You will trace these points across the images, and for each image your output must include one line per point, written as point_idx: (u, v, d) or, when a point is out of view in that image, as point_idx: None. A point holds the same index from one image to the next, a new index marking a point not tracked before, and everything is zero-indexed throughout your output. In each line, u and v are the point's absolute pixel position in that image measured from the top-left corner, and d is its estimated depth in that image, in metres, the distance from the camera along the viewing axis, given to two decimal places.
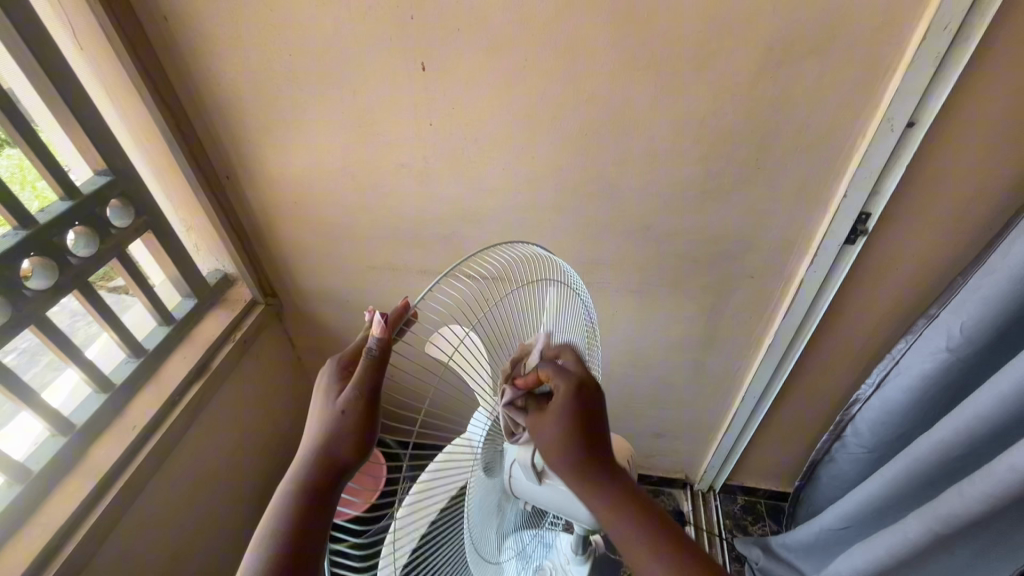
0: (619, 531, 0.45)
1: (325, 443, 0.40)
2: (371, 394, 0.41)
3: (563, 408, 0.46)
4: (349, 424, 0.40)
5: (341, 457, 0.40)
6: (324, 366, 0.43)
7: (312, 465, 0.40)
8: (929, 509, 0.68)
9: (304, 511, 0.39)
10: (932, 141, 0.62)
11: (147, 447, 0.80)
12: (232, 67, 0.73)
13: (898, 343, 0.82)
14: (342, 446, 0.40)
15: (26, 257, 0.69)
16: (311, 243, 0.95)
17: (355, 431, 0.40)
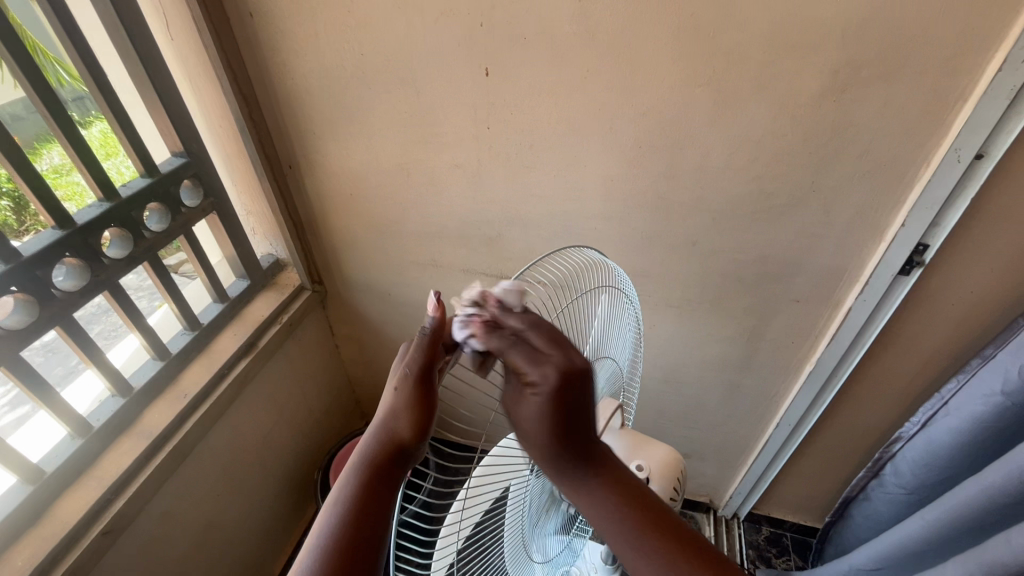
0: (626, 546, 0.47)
1: (388, 419, 0.43)
2: (427, 368, 0.43)
3: (541, 407, 0.43)
4: (403, 396, 0.43)
5: (401, 432, 0.42)
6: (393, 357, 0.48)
7: (378, 438, 0.43)
8: (970, 555, 0.66)
9: (367, 481, 0.41)
10: (1002, 177, 0.61)
11: (195, 416, 0.84)
12: (306, 63, 0.77)
13: (949, 383, 0.80)
14: (403, 421, 0.42)
15: (107, 228, 0.74)
16: (362, 235, 0.99)
17: (414, 406, 0.43)
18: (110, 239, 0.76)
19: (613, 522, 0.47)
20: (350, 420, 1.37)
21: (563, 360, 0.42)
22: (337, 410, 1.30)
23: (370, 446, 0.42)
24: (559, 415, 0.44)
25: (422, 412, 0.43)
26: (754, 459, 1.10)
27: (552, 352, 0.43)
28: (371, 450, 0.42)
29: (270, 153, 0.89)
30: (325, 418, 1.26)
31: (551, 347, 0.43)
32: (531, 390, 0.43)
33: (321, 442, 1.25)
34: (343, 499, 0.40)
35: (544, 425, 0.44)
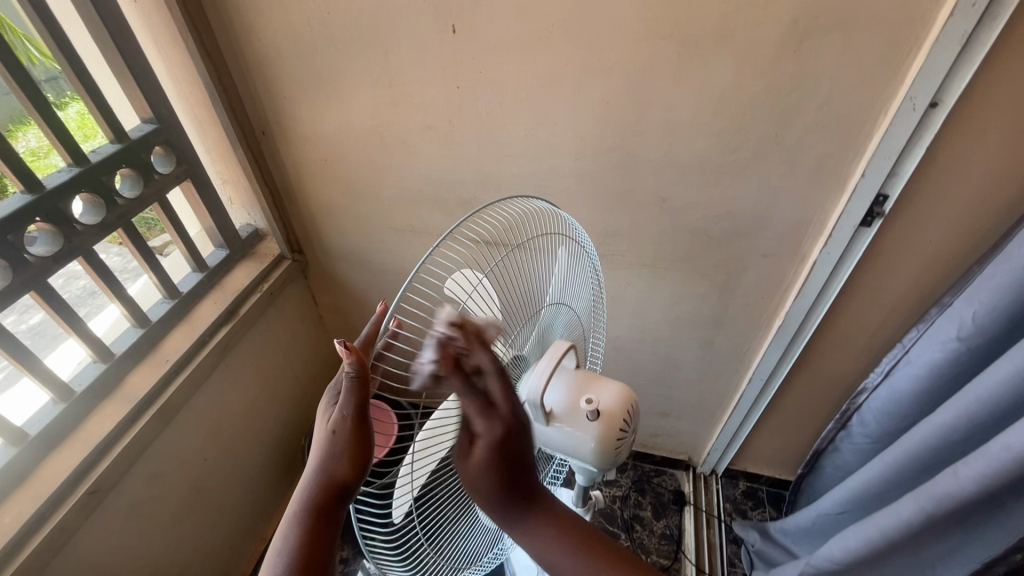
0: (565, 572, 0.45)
1: (322, 468, 0.41)
2: (355, 417, 0.40)
3: (484, 459, 0.42)
4: (338, 442, 0.41)
5: (338, 479, 0.41)
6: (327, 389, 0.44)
7: (315, 487, 0.41)
8: (924, 490, 0.70)
9: (309, 533, 0.40)
10: (956, 125, 0.62)
11: (177, 381, 0.85)
12: (273, 24, 0.76)
13: (910, 332, 0.82)
14: (336, 468, 0.41)
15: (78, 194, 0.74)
16: (339, 201, 0.99)
17: (350, 453, 0.40)
18: None
19: (555, 555, 0.46)
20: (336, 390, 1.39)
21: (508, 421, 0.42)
22: (322, 380, 1.32)
23: (308, 494, 0.41)
24: (501, 463, 0.43)
25: (358, 456, 0.41)
26: (730, 415, 1.13)
27: (504, 406, 0.42)
28: (309, 498, 0.41)
29: (242, 119, 0.88)
30: (311, 388, 1.28)
31: (504, 400, 0.42)
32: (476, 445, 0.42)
33: (308, 411, 1.27)
34: (286, 548, 0.40)
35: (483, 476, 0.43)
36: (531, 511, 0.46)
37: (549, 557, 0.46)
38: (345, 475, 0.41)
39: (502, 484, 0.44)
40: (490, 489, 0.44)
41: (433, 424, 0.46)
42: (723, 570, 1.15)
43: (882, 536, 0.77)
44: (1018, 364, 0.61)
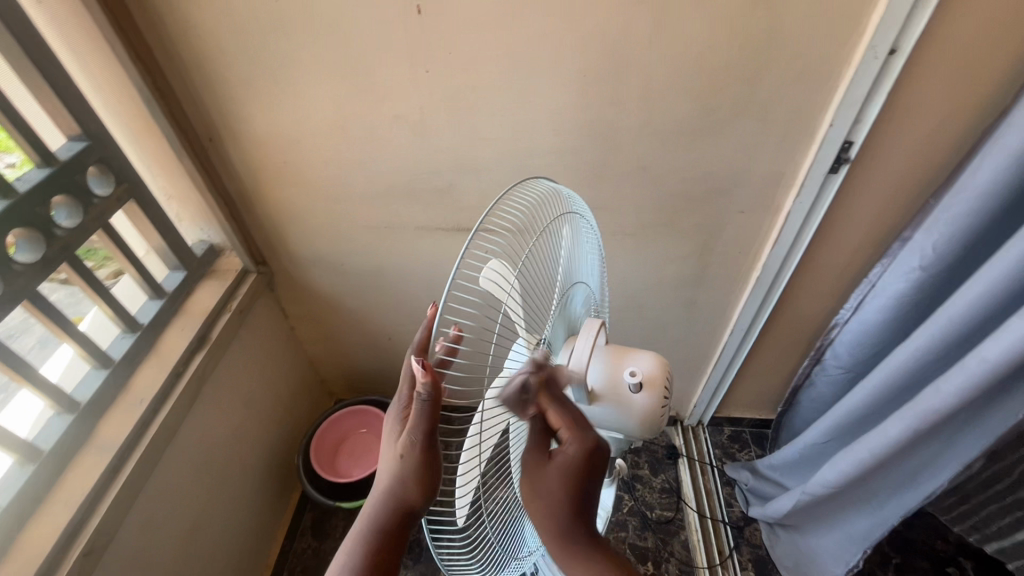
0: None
1: (395, 486, 0.43)
2: (422, 446, 0.40)
3: (563, 473, 0.47)
4: (406, 464, 0.41)
5: (410, 496, 0.42)
6: (395, 399, 0.44)
7: (388, 499, 0.44)
8: (907, 409, 0.76)
9: (381, 538, 0.44)
10: (912, 69, 0.66)
11: (156, 421, 0.78)
12: (213, 19, 0.69)
13: (876, 267, 0.88)
14: (406, 488, 0.42)
15: (9, 231, 0.65)
16: (304, 205, 0.93)
17: (418, 476, 0.41)
18: (15, 243, 0.67)
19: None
20: (317, 401, 1.33)
21: (595, 441, 0.48)
22: (303, 393, 1.26)
23: (381, 504, 0.44)
24: (574, 487, 0.47)
25: (426, 477, 0.42)
26: (713, 367, 1.19)
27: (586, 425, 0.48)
28: (383, 508, 0.44)
29: (185, 125, 0.80)
30: (293, 402, 1.22)
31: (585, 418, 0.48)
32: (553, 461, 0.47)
33: (293, 427, 1.21)
34: (359, 544, 0.44)
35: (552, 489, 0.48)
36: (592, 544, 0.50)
37: None
38: (415, 494, 0.42)
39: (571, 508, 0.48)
40: (562, 509, 0.48)
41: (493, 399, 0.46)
42: (724, 511, 1.21)
43: (871, 457, 0.83)
44: (983, 285, 0.67)
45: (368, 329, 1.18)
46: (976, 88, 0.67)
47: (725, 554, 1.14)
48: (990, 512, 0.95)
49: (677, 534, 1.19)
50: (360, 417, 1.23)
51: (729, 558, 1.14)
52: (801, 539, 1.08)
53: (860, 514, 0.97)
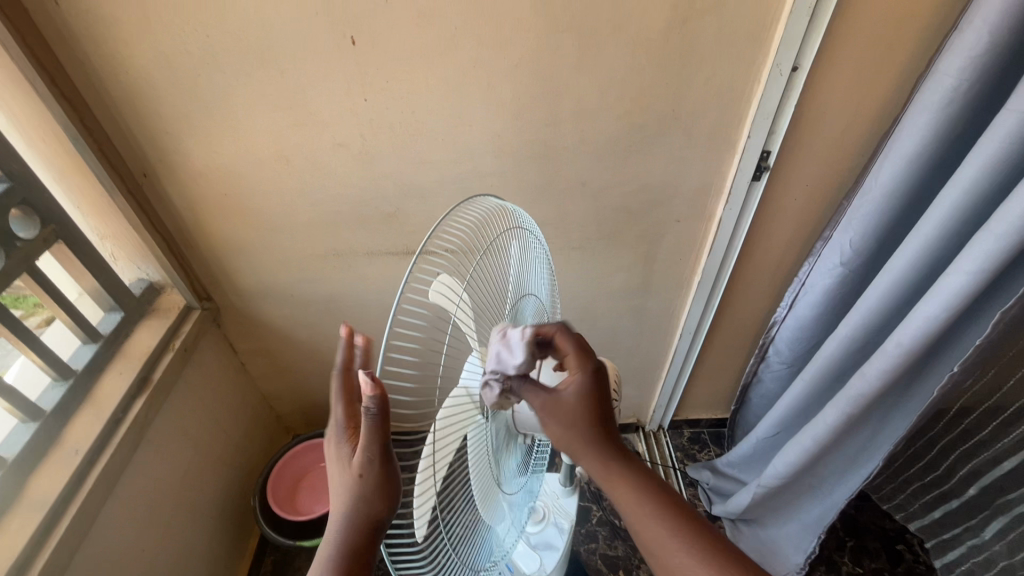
0: (653, 529, 0.45)
1: (355, 514, 0.41)
2: (382, 453, 0.41)
3: (578, 398, 0.48)
4: (365, 483, 0.41)
5: (374, 517, 0.42)
6: (328, 432, 0.43)
7: (355, 526, 0.42)
8: (841, 397, 0.81)
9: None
10: (813, 84, 0.73)
11: (95, 471, 0.74)
12: (141, 54, 0.68)
13: (804, 266, 0.94)
14: (375, 504, 0.42)
15: None
16: (248, 237, 0.91)
17: (385, 488, 0.41)
18: None
19: (646, 509, 0.46)
20: (272, 438, 1.29)
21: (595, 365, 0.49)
22: (257, 430, 1.22)
23: (349, 536, 0.42)
24: (593, 405, 0.48)
25: (387, 490, 0.42)
26: (667, 372, 1.22)
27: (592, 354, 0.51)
28: (350, 539, 0.42)
29: (116, 162, 0.78)
30: (246, 441, 1.17)
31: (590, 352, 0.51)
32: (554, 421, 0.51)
33: (247, 468, 1.17)
34: None
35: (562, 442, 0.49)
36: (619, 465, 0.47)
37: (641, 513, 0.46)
38: (385, 506, 0.42)
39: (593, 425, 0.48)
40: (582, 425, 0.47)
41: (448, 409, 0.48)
42: None
43: (817, 444, 0.88)
44: (893, 275, 0.72)
45: (324, 360, 1.16)
46: (869, 99, 0.75)
47: None
48: (914, 493, 1.03)
49: None
50: (319, 450, 1.19)
51: None
52: (762, 532, 1.11)
53: (811, 502, 1.02)
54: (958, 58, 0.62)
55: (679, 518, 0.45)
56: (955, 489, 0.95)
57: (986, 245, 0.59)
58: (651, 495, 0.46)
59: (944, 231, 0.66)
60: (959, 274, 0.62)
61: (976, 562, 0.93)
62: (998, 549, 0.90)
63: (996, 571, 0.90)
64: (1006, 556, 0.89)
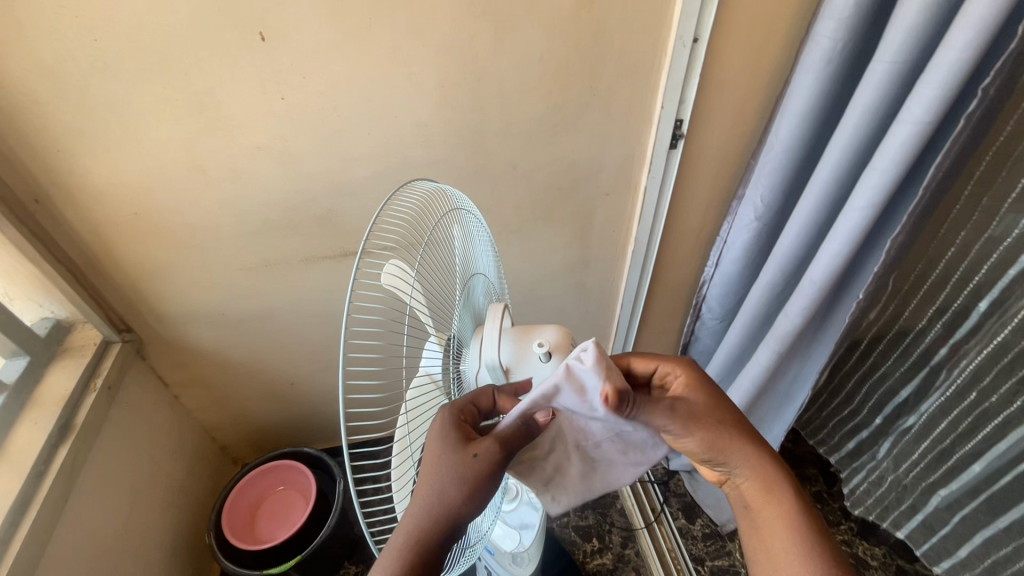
0: (765, 498, 0.55)
1: (455, 487, 0.45)
2: (504, 445, 0.46)
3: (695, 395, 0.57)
4: (482, 462, 0.45)
5: (465, 497, 0.45)
6: (443, 416, 0.48)
7: (435, 501, 0.45)
8: (769, 338, 0.89)
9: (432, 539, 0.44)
10: (713, 54, 0.79)
11: (19, 534, 0.67)
12: (17, 66, 0.61)
13: (724, 226, 1.01)
14: (456, 483, 0.45)
15: None
16: (167, 258, 0.85)
17: (472, 477, 0.45)
18: None
19: (768, 484, 0.55)
20: (219, 469, 1.21)
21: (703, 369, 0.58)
22: (201, 463, 1.14)
23: (429, 511, 0.45)
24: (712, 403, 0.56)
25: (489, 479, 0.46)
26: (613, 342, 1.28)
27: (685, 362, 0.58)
28: (431, 515, 0.44)
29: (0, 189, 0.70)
30: (191, 478, 1.10)
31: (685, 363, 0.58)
32: (674, 442, 0.57)
33: (195, 505, 1.09)
34: (411, 539, 0.44)
35: (707, 448, 0.55)
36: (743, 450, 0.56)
37: (761, 486, 0.55)
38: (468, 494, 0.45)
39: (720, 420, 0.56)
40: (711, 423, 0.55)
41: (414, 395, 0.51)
42: (648, 471, 1.30)
43: (753, 386, 0.96)
44: (800, 221, 0.80)
45: (266, 379, 1.10)
46: (761, 65, 0.82)
47: (658, 510, 1.23)
48: (834, 427, 1.14)
49: (613, 504, 1.26)
50: (274, 474, 1.13)
51: (661, 513, 1.23)
52: None
53: None
54: (832, 21, 0.70)
55: (779, 496, 0.54)
56: (865, 420, 1.06)
57: (872, 182, 0.67)
58: (769, 473, 0.55)
59: (839, 175, 0.74)
60: (855, 211, 0.70)
61: (871, 482, 1.05)
62: (885, 466, 1.02)
63: (886, 487, 1.02)
64: (892, 471, 1.01)
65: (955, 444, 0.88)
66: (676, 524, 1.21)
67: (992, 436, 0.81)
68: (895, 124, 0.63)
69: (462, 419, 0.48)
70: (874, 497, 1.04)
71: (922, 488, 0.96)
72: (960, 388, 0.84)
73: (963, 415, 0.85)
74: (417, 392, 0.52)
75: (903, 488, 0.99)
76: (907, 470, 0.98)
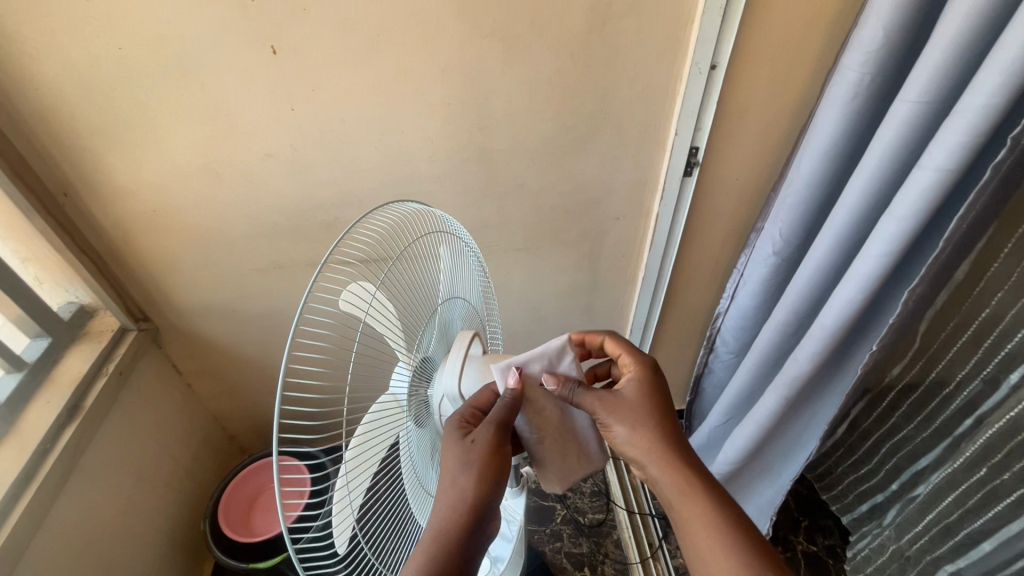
0: (684, 497, 0.54)
1: (466, 479, 0.48)
2: (494, 424, 0.49)
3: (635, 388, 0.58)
4: (482, 448, 0.48)
5: (478, 487, 0.48)
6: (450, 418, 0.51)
7: (457, 506, 0.47)
8: (777, 381, 0.84)
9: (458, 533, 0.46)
10: (732, 82, 0.76)
11: (19, 507, 0.71)
12: (49, 69, 0.66)
13: (742, 258, 0.97)
14: (468, 476, 0.48)
15: None
16: (182, 254, 0.89)
17: (490, 474, 0.48)
18: None
19: (686, 485, 0.54)
20: (224, 458, 1.25)
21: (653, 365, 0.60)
22: (206, 451, 1.18)
23: (451, 515, 0.47)
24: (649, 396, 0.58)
25: (494, 467, 0.49)
26: None
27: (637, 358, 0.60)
28: (454, 519, 0.47)
29: (31, 181, 0.75)
30: (195, 464, 1.13)
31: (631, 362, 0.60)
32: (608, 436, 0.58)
33: (197, 491, 1.13)
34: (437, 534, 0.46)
35: (632, 442, 0.56)
36: (670, 448, 0.55)
37: (683, 492, 0.54)
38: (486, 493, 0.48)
39: (652, 412, 0.57)
40: (644, 413, 0.57)
41: (371, 417, 0.48)
42: (650, 504, 1.26)
43: (759, 429, 0.91)
44: (816, 262, 0.76)
45: (272, 375, 1.13)
46: (784, 95, 0.78)
47: (655, 545, 1.18)
48: (847, 484, 1.07)
49: (609, 535, 1.22)
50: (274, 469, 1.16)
51: (659, 549, 1.17)
52: None
53: (764, 486, 1.04)
54: (859, 53, 0.66)
55: (699, 493, 0.53)
56: (882, 483, 0.99)
57: (889, 229, 0.62)
58: (690, 483, 0.54)
59: (857, 217, 0.69)
60: (870, 257, 0.65)
61: (873, 549, 0.99)
62: (887, 534, 0.96)
63: (887, 555, 0.96)
64: (893, 540, 0.95)
65: (961, 519, 0.81)
66: (673, 563, 1.17)
67: (1001, 515, 0.75)
68: (915, 170, 0.58)
69: (470, 425, 0.51)
70: (875, 565, 0.98)
71: (924, 563, 0.89)
72: (970, 462, 0.78)
73: (972, 490, 0.78)
74: (376, 415, 0.49)
75: (904, 559, 0.93)
76: (910, 541, 0.91)
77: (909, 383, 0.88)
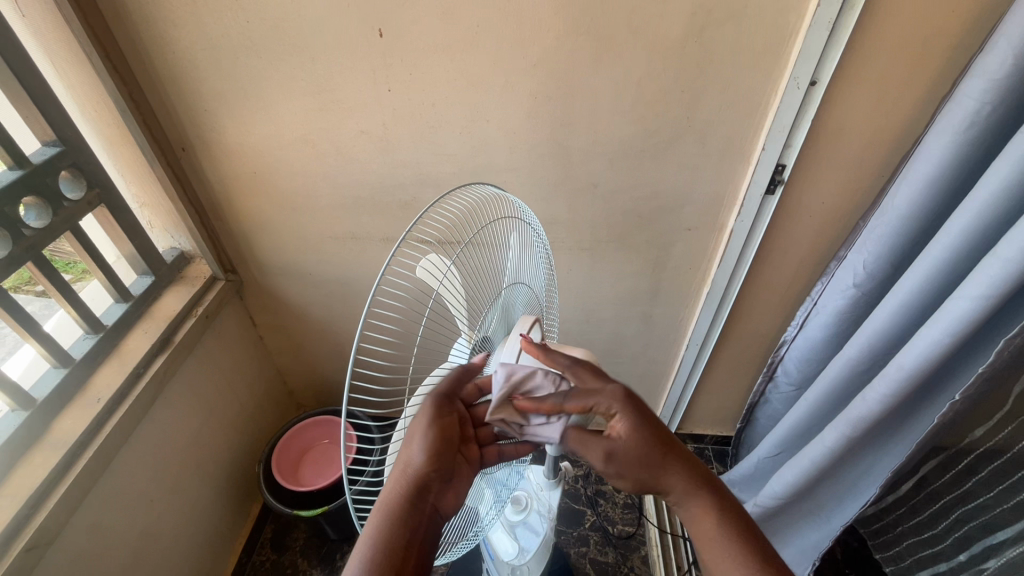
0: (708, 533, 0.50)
1: (416, 458, 0.45)
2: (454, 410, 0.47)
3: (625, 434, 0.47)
4: (436, 429, 0.46)
5: (426, 466, 0.45)
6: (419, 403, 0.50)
7: (405, 478, 0.45)
8: (840, 418, 0.80)
9: (403, 515, 0.44)
10: (831, 100, 0.73)
11: (113, 419, 0.79)
12: (187, 37, 0.74)
13: (817, 286, 0.92)
14: (424, 456, 0.45)
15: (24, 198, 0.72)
16: (273, 216, 0.96)
17: (440, 453, 0.46)
18: (25, 208, 0.74)
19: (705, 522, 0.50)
20: (282, 411, 1.34)
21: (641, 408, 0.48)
22: (268, 401, 1.27)
23: (400, 480, 0.45)
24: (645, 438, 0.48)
25: (445, 450, 0.46)
26: (672, 382, 1.22)
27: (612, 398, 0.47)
28: (401, 486, 0.45)
29: (157, 135, 0.84)
30: (257, 411, 1.23)
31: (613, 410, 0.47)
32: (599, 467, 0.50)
33: (255, 436, 1.22)
34: (385, 506, 0.45)
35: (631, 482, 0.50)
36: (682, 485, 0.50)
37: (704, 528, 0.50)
38: (437, 463, 0.46)
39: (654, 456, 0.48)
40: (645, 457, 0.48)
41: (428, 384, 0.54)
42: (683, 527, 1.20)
43: (814, 466, 0.86)
44: (902, 297, 0.71)
45: (335, 339, 1.20)
46: (889, 119, 0.74)
47: (683, 567, 1.12)
48: (907, 545, 1.00)
49: (637, 550, 1.20)
50: (323, 427, 1.23)
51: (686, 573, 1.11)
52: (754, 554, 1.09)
53: (811, 527, 0.98)
54: (982, 80, 0.61)
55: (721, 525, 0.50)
56: (947, 552, 0.91)
57: (991, 270, 0.58)
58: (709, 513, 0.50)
59: (954, 255, 0.65)
60: (965, 299, 0.61)
61: None
62: None
63: None
64: None
65: None
66: None
67: None
68: None
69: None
70: None
71: None
72: None
73: None
74: (435, 380, 0.55)
75: None
76: None
77: (990, 447, 0.80)
